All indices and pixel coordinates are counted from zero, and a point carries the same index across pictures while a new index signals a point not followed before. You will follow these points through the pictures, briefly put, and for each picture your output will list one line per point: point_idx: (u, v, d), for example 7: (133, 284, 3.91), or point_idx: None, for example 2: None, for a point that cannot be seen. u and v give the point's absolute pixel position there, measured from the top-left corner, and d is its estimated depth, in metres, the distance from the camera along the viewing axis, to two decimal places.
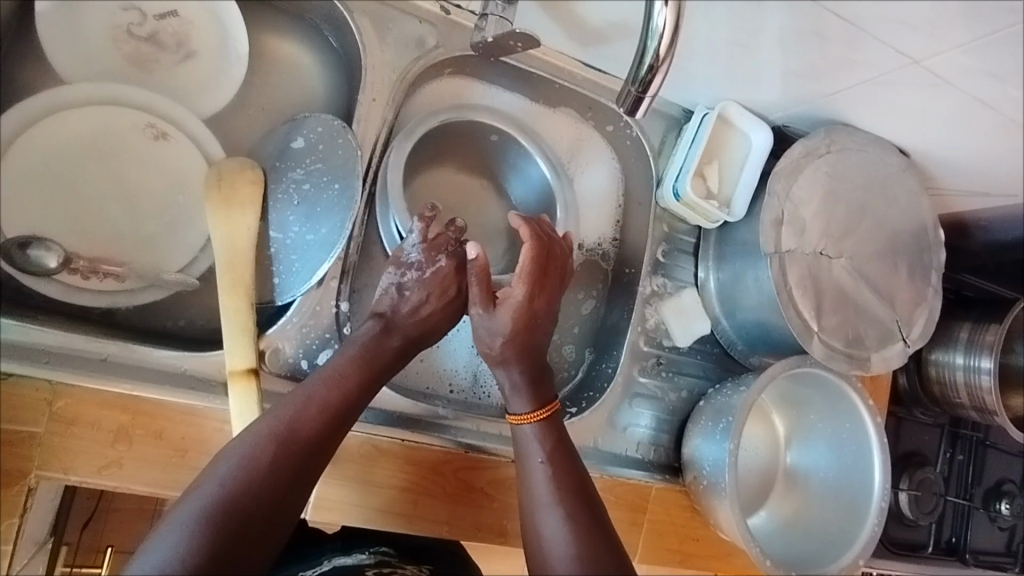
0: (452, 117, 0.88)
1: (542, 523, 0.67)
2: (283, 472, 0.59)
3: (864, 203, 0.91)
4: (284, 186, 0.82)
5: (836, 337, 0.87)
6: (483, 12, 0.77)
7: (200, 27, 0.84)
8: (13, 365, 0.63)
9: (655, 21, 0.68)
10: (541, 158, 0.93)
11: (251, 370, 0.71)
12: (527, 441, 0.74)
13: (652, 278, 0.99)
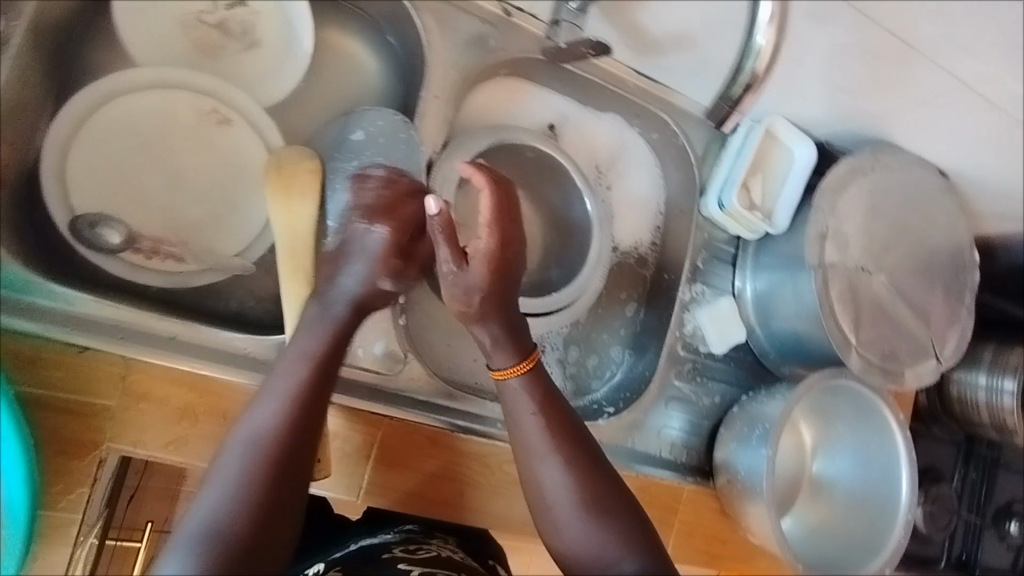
0: (491, 141, 0.88)
1: (543, 474, 0.70)
2: (271, 469, 0.60)
3: (906, 222, 0.93)
4: (341, 177, 0.83)
5: (872, 351, 0.89)
6: (557, 19, 0.88)
7: (266, 17, 0.86)
8: (90, 339, 0.66)
9: (756, 41, 0.82)
10: (575, 175, 0.93)
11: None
12: (515, 396, 0.72)
13: (690, 286, 1.02)
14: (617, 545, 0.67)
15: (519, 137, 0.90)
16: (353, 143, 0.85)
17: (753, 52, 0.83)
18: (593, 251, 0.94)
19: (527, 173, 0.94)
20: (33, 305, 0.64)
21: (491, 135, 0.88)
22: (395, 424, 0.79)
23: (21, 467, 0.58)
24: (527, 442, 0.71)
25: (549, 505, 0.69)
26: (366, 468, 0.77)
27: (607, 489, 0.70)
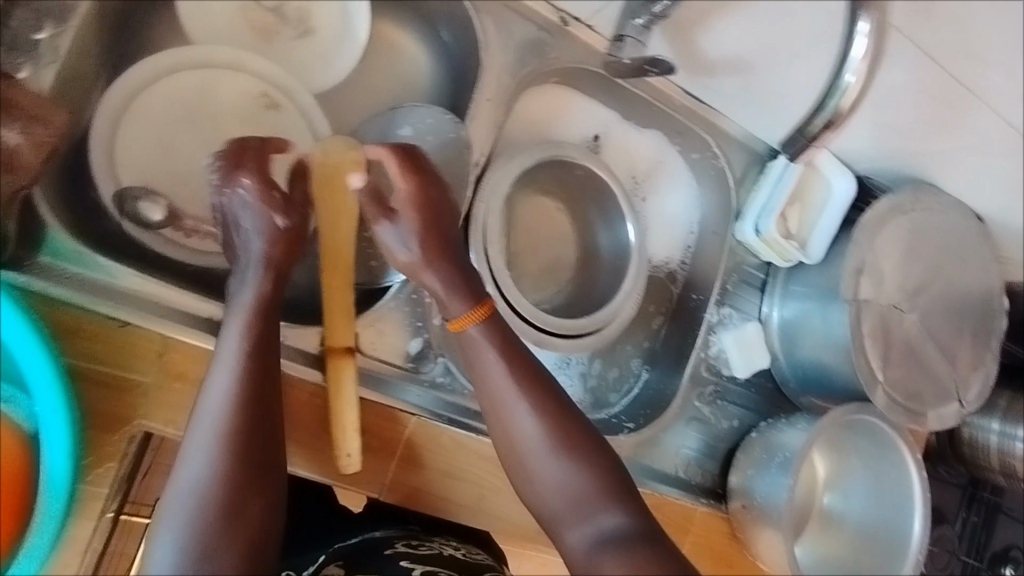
0: (542, 156, 0.86)
1: (512, 418, 0.71)
2: (244, 433, 0.60)
3: (940, 263, 0.93)
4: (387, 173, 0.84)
5: (897, 390, 0.89)
6: (622, 35, 0.88)
7: (324, 5, 0.87)
8: (130, 314, 0.66)
9: (841, 84, 0.81)
10: (620, 197, 0.91)
11: (348, 348, 0.74)
12: (474, 343, 0.72)
13: (717, 308, 1.02)
14: (591, 487, 0.68)
15: (561, 153, 0.88)
16: (401, 138, 0.86)
17: (838, 89, 0.81)
18: (627, 279, 0.91)
19: (572, 188, 0.94)
20: (77, 276, 0.65)
21: (544, 151, 0.86)
22: (421, 423, 0.78)
23: (65, 435, 0.54)
24: (493, 389, 0.71)
25: (520, 449, 0.70)
26: (390, 465, 0.76)
27: (579, 435, 0.70)
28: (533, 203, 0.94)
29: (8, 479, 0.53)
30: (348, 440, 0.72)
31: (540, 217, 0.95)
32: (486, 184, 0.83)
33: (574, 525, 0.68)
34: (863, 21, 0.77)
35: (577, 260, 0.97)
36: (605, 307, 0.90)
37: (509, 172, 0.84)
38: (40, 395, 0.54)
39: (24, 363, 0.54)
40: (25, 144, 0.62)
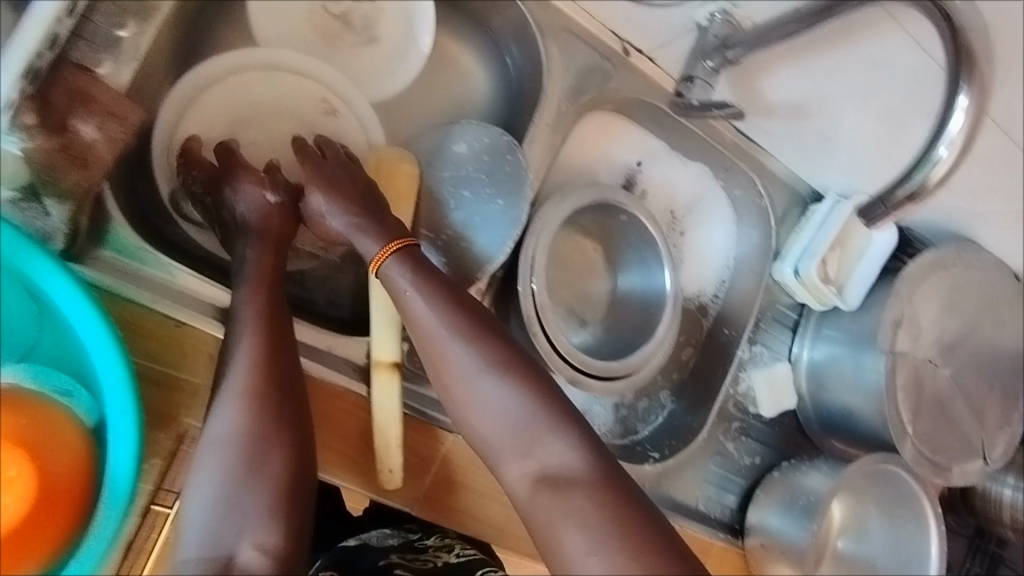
0: (592, 197, 0.86)
1: (448, 356, 0.66)
2: (267, 405, 0.61)
3: (976, 321, 0.94)
4: (441, 188, 0.83)
5: (925, 442, 0.90)
6: (692, 76, 0.85)
7: (390, 15, 0.86)
8: (185, 314, 0.67)
9: (933, 157, 0.75)
10: (661, 246, 0.90)
11: (396, 363, 0.74)
12: (392, 278, 0.69)
13: (749, 345, 1.02)
14: (539, 421, 0.62)
15: (616, 199, 0.88)
16: (456, 155, 0.84)
17: (928, 162, 0.76)
18: (660, 326, 0.89)
19: (613, 230, 0.94)
20: (140, 273, 0.66)
21: (592, 194, 0.86)
22: (457, 441, 0.80)
23: (132, 436, 0.54)
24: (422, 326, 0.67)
25: (460, 388, 0.65)
26: (425, 478, 0.78)
27: (510, 355, 0.65)
28: (570, 239, 0.94)
29: (74, 473, 0.55)
30: (392, 457, 0.73)
31: (578, 252, 0.96)
32: (537, 220, 0.83)
33: (517, 460, 0.62)
34: (963, 94, 0.72)
35: (612, 296, 0.97)
36: (635, 353, 0.88)
37: (561, 214, 0.84)
38: (112, 394, 0.54)
39: (97, 361, 0.55)
40: (100, 139, 0.62)
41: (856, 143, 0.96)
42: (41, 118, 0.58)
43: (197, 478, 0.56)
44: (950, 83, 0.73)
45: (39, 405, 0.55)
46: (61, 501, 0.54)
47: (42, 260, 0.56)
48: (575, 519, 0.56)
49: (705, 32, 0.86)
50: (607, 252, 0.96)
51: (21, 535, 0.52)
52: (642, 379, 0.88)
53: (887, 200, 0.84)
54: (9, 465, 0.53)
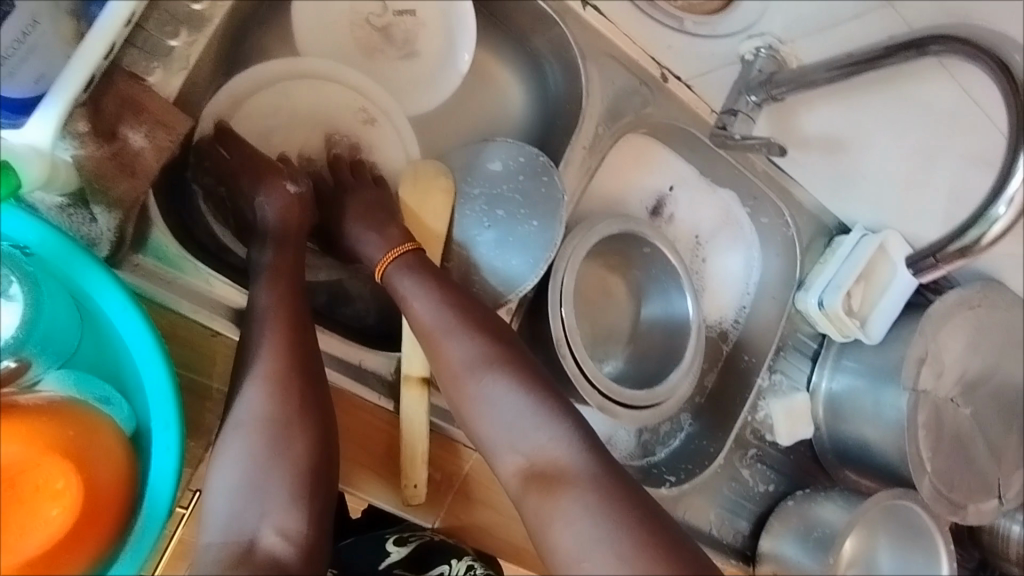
0: (618, 229, 0.86)
1: (446, 351, 0.70)
2: (292, 406, 0.62)
3: (998, 361, 0.94)
4: (473, 206, 0.83)
5: (943, 481, 0.90)
6: (734, 110, 0.84)
7: (431, 30, 0.85)
8: (217, 322, 0.67)
9: (993, 216, 0.70)
10: (686, 289, 0.91)
11: (425, 378, 0.75)
12: (398, 280, 0.73)
13: (769, 373, 1.02)
14: (538, 419, 0.65)
15: (638, 228, 0.88)
16: (491, 172, 0.84)
17: (986, 219, 0.71)
18: (685, 356, 0.89)
19: (637, 264, 0.94)
20: (177, 281, 0.66)
21: (621, 225, 0.87)
22: (479, 460, 0.80)
23: (174, 451, 0.54)
24: (426, 324, 0.71)
25: (460, 388, 0.69)
26: (446, 495, 0.78)
27: (511, 356, 0.69)
28: (593, 274, 0.95)
29: (117, 488, 0.52)
30: (416, 470, 0.73)
31: (598, 285, 0.95)
32: (566, 245, 0.83)
33: (506, 454, 0.66)
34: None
35: (634, 326, 0.97)
36: (663, 382, 0.88)
37: (587, 241, 0.84)
38: (156, 408, 0.55)
39: (146, 373, 0.55)
40: (147, 149, 0.62)
41: (893, 188, 0.95)
42: (94, 124, 0.59)
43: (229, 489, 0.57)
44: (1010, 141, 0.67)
45: (85, 414, 0.52)
46: (100, 518, 0.51)
47: (96, 268, 0.54)
48: (564, 515, 0.60)
49: (749, 66, 0.86)
50: (631, 285, 0.96)
51: (57, 553, 0.49)
52: (665, 412, 0.87)
53: (938, 254, 0.81)
54: (53, 477, 0.48)
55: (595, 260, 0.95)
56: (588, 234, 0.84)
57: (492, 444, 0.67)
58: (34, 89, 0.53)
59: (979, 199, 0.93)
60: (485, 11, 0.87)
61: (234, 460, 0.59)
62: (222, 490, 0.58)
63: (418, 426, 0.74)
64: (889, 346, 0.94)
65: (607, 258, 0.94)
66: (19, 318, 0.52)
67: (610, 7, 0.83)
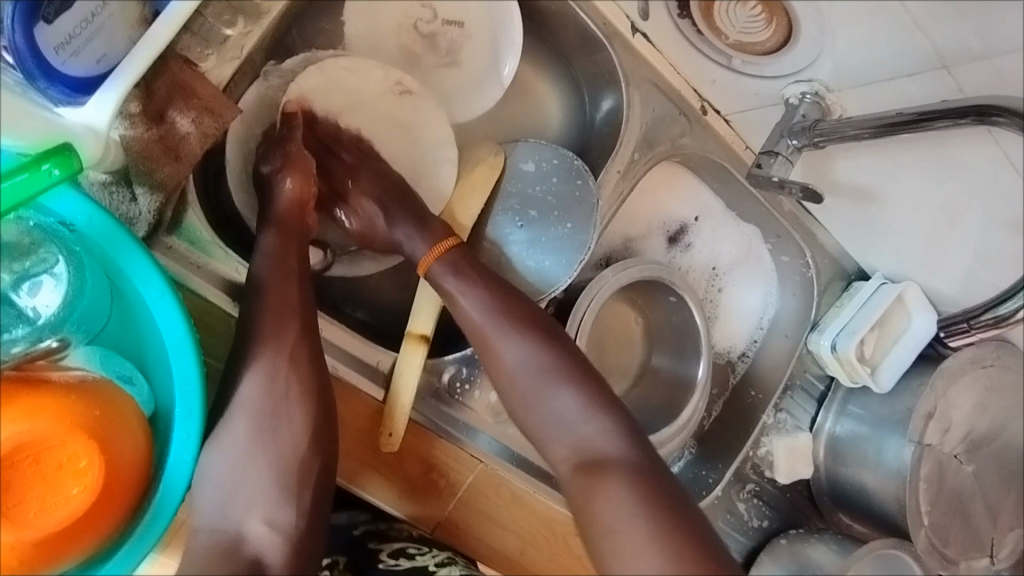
0: (643, 274, 0.86)
1: (503, 350, 0.70)
2: (305, 402, 0.63)
3: (1005, 422, 0.95)
4: (507, 205, 0.83)
5: (938, 535, 0.90)
6: (773, 150, 0.81)
7: (477, 42, 0.85)
8: (219, 299, 0.67)
9: None
10: (703, 333, 0.91)
11: (425, 336, 0.76)
12: (455, 278, 0.73)
13: (774, 411, 1.02)
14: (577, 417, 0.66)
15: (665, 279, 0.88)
16: (524, 173, 0.83)
17: None
18: (686, 410, 0.90)
19: (657, 300, 0.94)
20: (206, 265, 0.66)
21: (649, 272, 0.86)
22: (487, 471, 0.79)
23: (193, 439, 0.55)
24: (484, 323, 0.71)
25: (519, 392, 0.70)
26: (449, 502, 0.78)
27: (577, 372, 0.70)
28: (617, 309, 0.96)
29: (136, 470, 0.52)
30: (395, 421, 0.73)
31: (621, 318, 0.97)
32: (596, 281, 0.83)
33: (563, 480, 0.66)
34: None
35: (642, 368, 0.98)
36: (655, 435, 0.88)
37: (616, 283, 0.84)
38: (181, 395, 0.55)
39: (175, 360, 0.55)
40: (193, 134, 0.63)
41: (921, 243, 0.92)
42: (144, 107, 0.61)
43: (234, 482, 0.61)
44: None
45: (112, 395, 0.51)
46: (117, 502, 0.51)
47: (138, 252, 0.54)
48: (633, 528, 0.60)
49: (792, 109, 0.82)
50: (648, 326, 0.98)
51: (75, 532, 0.48)
52: (664, 445, 0.87)
53: (971, 318, 0.86)
54: (78, 456, 0.48)
55: (618, 297, 0.96)
56: (614, 272, 0.84)
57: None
58: (96, 69, 0.55)
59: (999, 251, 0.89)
60: (534, 27, 0.88)
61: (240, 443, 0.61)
62: (223, 470, 0.61)
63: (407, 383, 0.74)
64: (897, 398, 0.94)
65: (630, 295, 0.96)
66: (60, 295, 0.53)
67: (658, 36, 0.84)
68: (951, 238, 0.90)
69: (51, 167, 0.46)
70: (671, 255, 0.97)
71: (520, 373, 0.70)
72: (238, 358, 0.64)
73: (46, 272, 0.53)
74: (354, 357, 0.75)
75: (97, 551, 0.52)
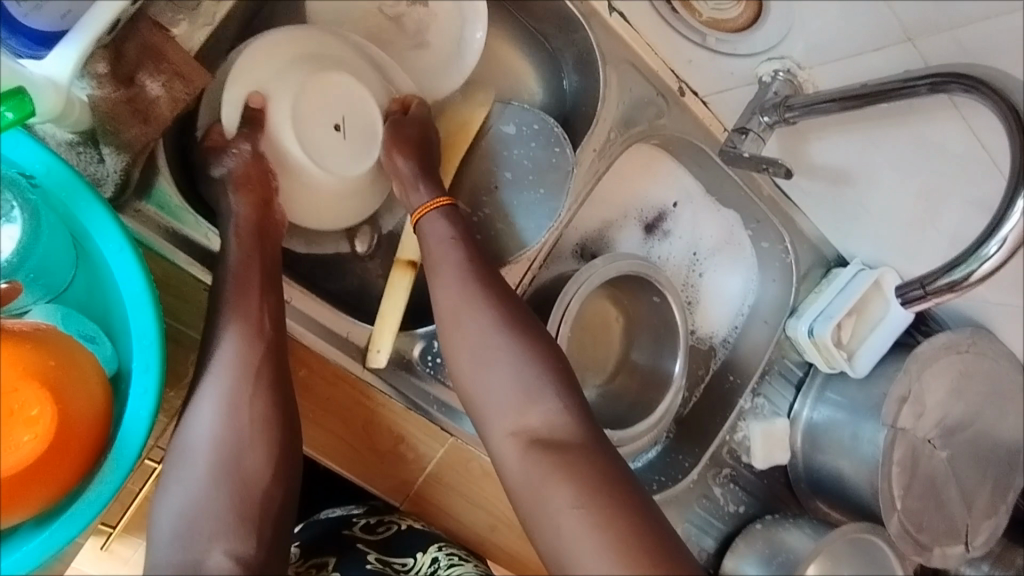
0: (628, 268, 0.85)
1: (484, 367, 0.67)
2: (264, 367, 0.63)
3: (981, 408, 0.94)
4: (489, 169, 0.86)
5: (911, 521, 0.89)
6: (745, 128, 0.83)
7: (443, 21, 0.85)
8: (189, 264, 0.67)
9: (985, 250, 0.65)
10: (679, 319, 0.90)
11: (412, 262, 0.79)
12: (456, 286, 0.70)
13: (752, 396, 1.01)
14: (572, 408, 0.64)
15: (650, 276, 0.87)
16: (505, 135, 0.86)
17: (975, 257, 0.66)
18: (663, 404, 0.89)
19: (635, 290, 0.92)
20: (176, 231, 0.67)
21: (629, 261, 0.85)
22: (457, 446, 0.79)
23: (151, 395, 0.55)
24: (475, 341, 0.68)
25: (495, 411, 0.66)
26: (419, 476, 0.78)
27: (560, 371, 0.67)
28: (597, 305, 0.96)
29: (91, 423, 0.52)
30: (381, 338, 0.76)
31: (603, 305, 0.96)
32: (585, 268, 0.83)
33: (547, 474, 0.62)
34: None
35: (620, 359, 0.97)
36: (628, 428, 0.87)
37: (604, 273, 0.83)
38: (139, 351, 0.55)
39: (133, 317, 0.55)
40: (164, 99, 0.63)
41: (898, 225, 0.89)
42: (113, 69, 0.61)
43: (187, 442, 0.60)
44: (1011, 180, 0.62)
45: (68, 347, 0.52)
46: (73, 451, 0.51)
47: (98, 206, 0.55)
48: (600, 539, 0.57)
49: (765, 88, 0.82)
50: (628, 321, 0.97)
51: (27, 479, 0.49)
52: (637, 432, 0.86)
53: (927, 282, 0.75)
54: (29, 404, 0.48)
55: (602, 292, 0.96)
56: (604, 261, 0.84)
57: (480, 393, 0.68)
58: (60, 24, 0.58)
59: (972, 236, 0.82)
60: (512, 8, 0.88)
61: (206, 407, 0.61)
62: (183, 432, 0.60)
63: (390, 302, 0.77)
64: (873, 383, 0.93)
65: (612, 292, 0.95)
66: (16, 244, 0.53)
67: (636, 15, 0.84)
68: (928, 227, 0.86)
69: (5, 110, 0.48)
70: (649, 244, 0.98)
71: (505, 396, 0.65)
72: (211, 323, 0.64)
73: (2, 217, 0.53)
74: (325, 328, 0.75)
75: (53, 505, 0.53)
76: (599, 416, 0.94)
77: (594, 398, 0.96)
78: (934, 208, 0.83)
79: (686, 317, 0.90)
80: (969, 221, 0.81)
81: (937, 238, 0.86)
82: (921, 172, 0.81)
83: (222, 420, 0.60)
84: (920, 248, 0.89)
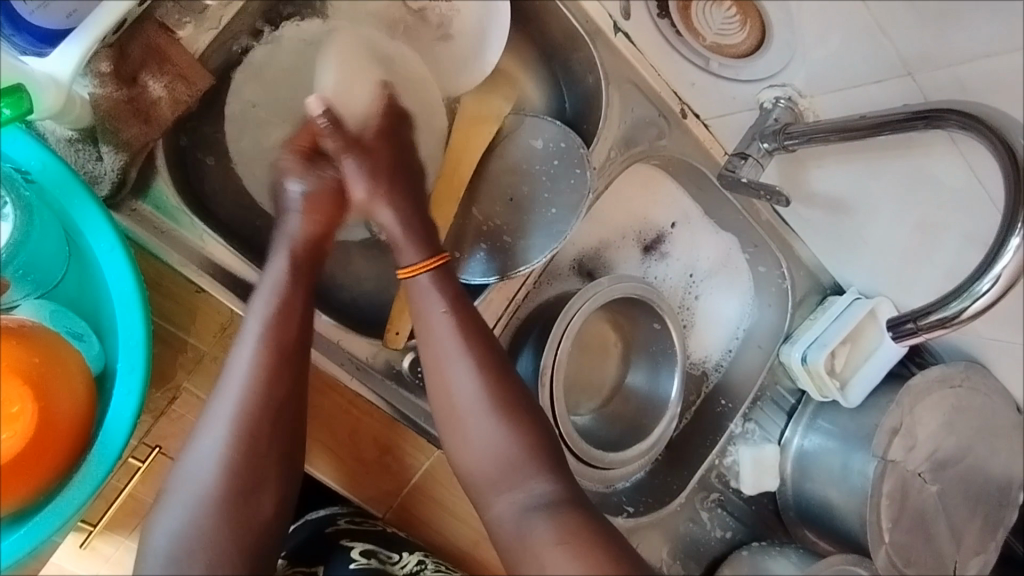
0: (628, 289, 0.85)
1: (465, 370, 0.67)
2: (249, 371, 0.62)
3: (972, 443, 0.93)
4: (505, 182, 0.84)
5: (900, 554, 0.88)
6: (744, 153, 0.83)
7: (466, 16, 0.85)
8: (174, 259, 0.67)
9: (976, 287, 0.65)
10: (676, 340, 0.89)
11: None
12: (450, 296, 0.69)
13: (743, 421, 1.01)
14: None
15: (652, 300, 0.87)
16: (530, 148, 0.85)
17: (967, 294, 0.66)
18: (656, 428, 0.89)
19: (630, 309, 0.92)
20: (171, 233, 0.67)
21: (628, 282, 0.85)
22: (443, 459, 0.78)
23: (134, 397, 0.55)
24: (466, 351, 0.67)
25: (475, 416, 0.66)
26: (403, 486, 0.77)
27: None
28: (596, 327, 0.96)
29: (74, 423, 0.52)
30: (401, 320, 0.78)
31: (598, 327, 0.96)
32: (590, 286, 0.83)
33: None
34: (1016, 236, 0.62)
35: (612, 378, 0.97)
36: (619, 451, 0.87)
37: (608, 293, 0.83)
38: (125, 351, 0.55)
39: (121, 316, 0.56)
40: (163, 97, 0.65)
41: (896, 256, 0.89)
42: (116, 67, 0.63)
43: None
44: (1004, 218, 0.62)
45: (55, 344, 0.52)
46: (54, 450, 0.51)
47: (91, 205, 0.56)
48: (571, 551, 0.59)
49: (766, 114, 0.82)
50: (626, 344, 0.96)
51: (3, 478, 0.48)
52: (627, 453, 0.86)
53: (920, 318, 0.75)
54: (11, 400, 0.48)
55: (601, 315, 0.96)
56: (607, 281, 0.84)
57: (467, 404, 0.67)
58: (66, 22, 0.59)
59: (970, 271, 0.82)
60: (520, 20, 0.88)
61: None
62: None
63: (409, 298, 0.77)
64: (865, 413, 0.92)
65: (609, 313, 0.95)
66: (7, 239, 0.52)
67: (640, 35, 0.84)
68: (926, 259, 0.86)
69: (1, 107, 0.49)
70: (646, 265, 0.97)
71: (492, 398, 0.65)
72: None
73: None
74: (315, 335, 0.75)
75: (30, 503, 0.52)
76: (590, 437, 0.93)
77: (584, 416, 0.95)
78: (935, 241, 0.83)
79: (683, 339, 0.90)
80: (965, 257, 0.81)
81: (936, 271, 0.86)
82: (921, 205, 0.81)
83: (207, 422, 0.60)
84: (920, 279, 0.89)
